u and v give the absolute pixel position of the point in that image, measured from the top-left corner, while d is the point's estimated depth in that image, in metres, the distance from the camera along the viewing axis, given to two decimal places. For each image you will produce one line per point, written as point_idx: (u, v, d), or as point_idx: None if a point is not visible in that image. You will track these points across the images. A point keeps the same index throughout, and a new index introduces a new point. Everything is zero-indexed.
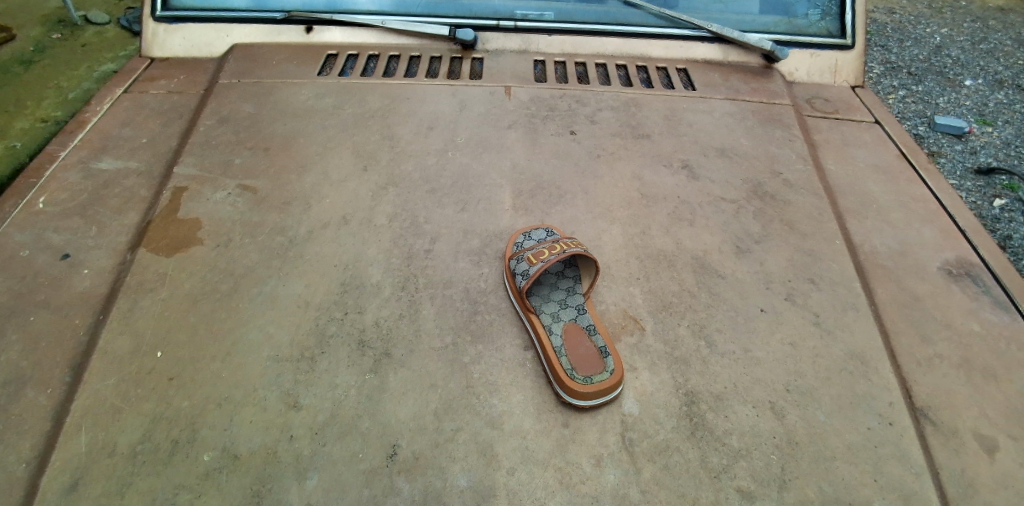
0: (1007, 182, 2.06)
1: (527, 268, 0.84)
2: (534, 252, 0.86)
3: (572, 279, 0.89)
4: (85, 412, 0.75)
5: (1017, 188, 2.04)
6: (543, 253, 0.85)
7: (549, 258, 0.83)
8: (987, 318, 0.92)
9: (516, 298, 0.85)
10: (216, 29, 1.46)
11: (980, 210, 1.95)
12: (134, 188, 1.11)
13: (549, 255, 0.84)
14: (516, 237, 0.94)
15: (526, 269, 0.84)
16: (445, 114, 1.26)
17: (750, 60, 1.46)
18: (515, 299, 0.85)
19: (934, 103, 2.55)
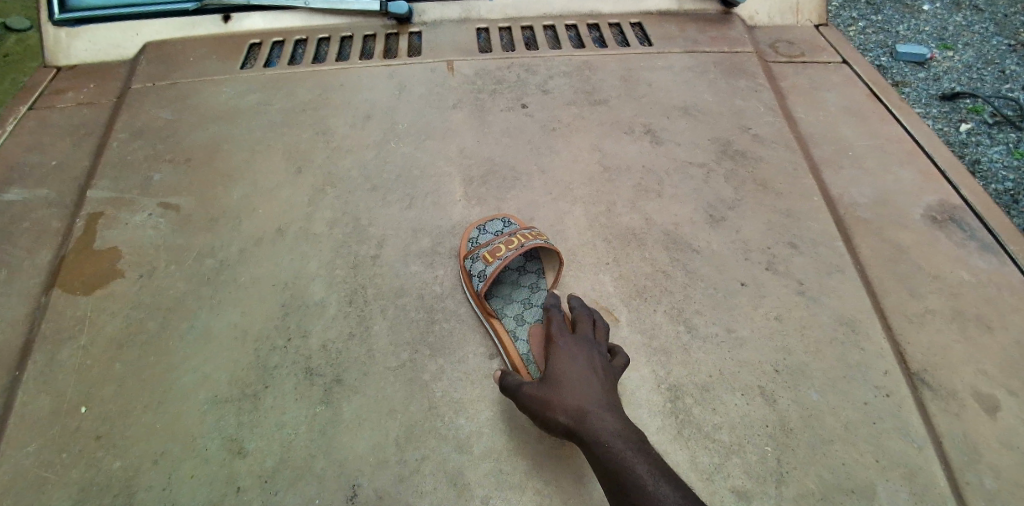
0: (972, 105, 1.84)
1: (484, 267, 0.78)
2: (490, 249, 0.80)
3: (534, 274, 0.86)
4: (4, 489, 0.66)
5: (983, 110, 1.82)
6: (500, 250, 0.79)
7: (508, 255, 0.78)
8: (974, 265, 0.88)
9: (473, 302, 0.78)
10: (124, 29, 1.32)
11: (946, 136, 1.76)
12: (44, 220, 0.99)
13: (507, 251, 0.78)
14: (469, 232, 0.86)
15: (483, 269, 0.78)
16: (384, 100, 1.15)
17: (707, 7, 1.36)
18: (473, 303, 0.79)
19: (894, 29, 2.16)
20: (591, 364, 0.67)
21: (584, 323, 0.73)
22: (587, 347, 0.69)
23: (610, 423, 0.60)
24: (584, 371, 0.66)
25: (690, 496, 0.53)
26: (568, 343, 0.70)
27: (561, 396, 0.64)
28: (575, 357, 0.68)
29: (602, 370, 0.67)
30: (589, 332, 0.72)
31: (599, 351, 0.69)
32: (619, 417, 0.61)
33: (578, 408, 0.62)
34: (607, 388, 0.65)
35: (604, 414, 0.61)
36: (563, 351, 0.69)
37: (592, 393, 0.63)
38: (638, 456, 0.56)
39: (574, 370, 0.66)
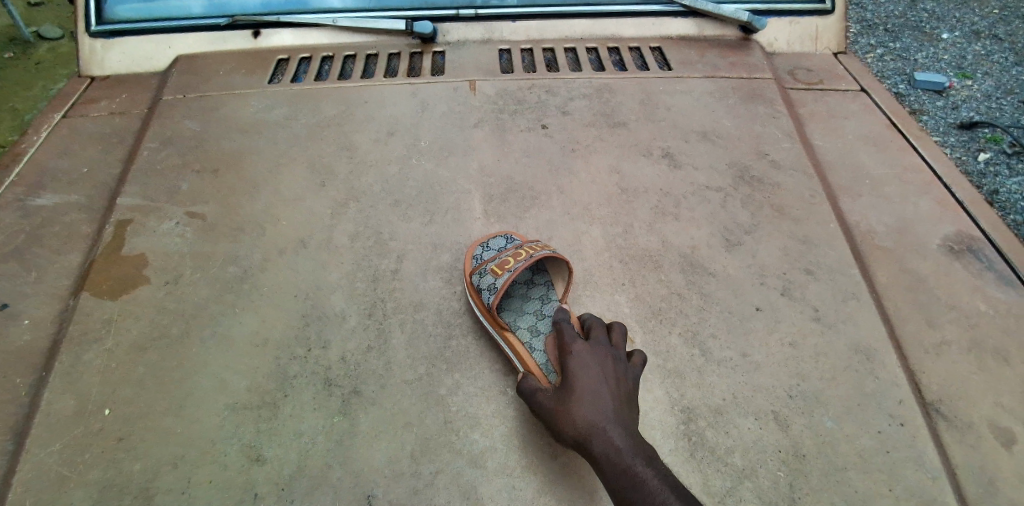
0: (989, 135, 1.91)
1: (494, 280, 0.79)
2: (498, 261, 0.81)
3: (544, 286, 0.88)
4: (27, 487, 0.67)
5: (1000, 140, 1.89)
6: (507, 263, 0.80)
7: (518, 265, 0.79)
8: (993, 296, 0.88)
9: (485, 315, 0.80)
10: (156, 41, 1.36)
11: (965, 164, 1.80)
12: (75, 225, 1.03)
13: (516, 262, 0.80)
14: (473, 250, 0.87)
15: (493, 281, 0.79)
16: (407, 117, 1.18)
17: (726, 33, 1.38)
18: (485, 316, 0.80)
19: (914, 59, 2.33)
20: (604, 375, 0.67)
21: (598, 331, 0.73)
22: (601, 356, 0.69)
23: (621, 438, 0.61)
24: (596, 382, 0.67)
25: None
26: (580, 350, 0.71)
27: (572, 409, 0.65)
28: (589, 365, 0.68)
29: (615, 379, 0.67)
30: (603, 339, 0.72)
31: (613, 359, 0.69)
32: (629, 430, 0.62)
33: (589, 422, 0.63)
34: (620, 398, 0.65)
35: (615, 427, 0.62)
36: (575, 360, 0.69)
37: (603, 404, 0.64)
38: (650, 474, 0.58)
39: (586, 381, 0.67)
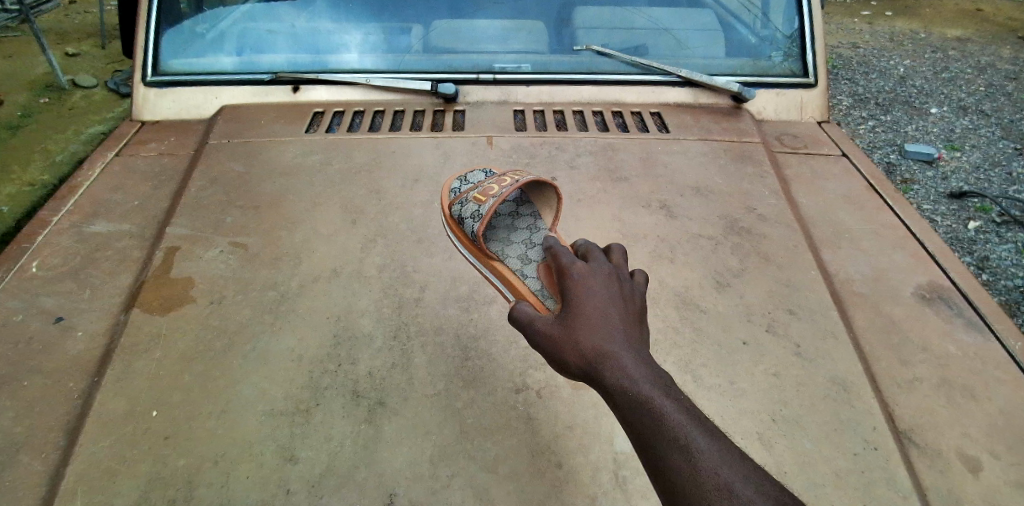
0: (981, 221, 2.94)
1: (481, 208, 0.93)
2: (482, 189, 0.95)
3: (527, 217, 1.04)
4: (80, 477, 0.74)
5: (960, 229, 2.89)
6: (490, 191, 0.94)
7: (502, 192, 0.92)
8: (962, 339, 0.96)
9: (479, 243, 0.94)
10: (204, 92, 1.52)
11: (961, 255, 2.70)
12: (127, 250, 1.14)
13: (499, 189, 0.93)
14: (455, 185, 1.01)
15: (481, 209, 0.92)
16: (430, 166, 1.31)
17: (719, 101, 1.53)
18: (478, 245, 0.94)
19: (920, 177, 3.30)
20: (612, 305, 0.70)
21: (601, 264, 0.77)
22: (608, 288, 0.73)
23: (634, 363, 0.62)
24: (605, 311, 0.69)
25: (722, 440, 0.55)
26: (580, 276, 0.74)
27: (581, 336, 0.67)
28: (591, 291, 0.72)
29: (618, 304, 0.71)
30: (600, 266, 0.76)
31: (617, 290, 0.73)
32: (635, 351, 0.64)
33: (600, 347, 0.65)
34: (628, 326, 0.68)
35: (627, 352, 0.64)
36: (583, 290, 0.72)
37: (613, 331, 0.66)
38: (665, 397, 0.58)
39: (595, 310, 0.69)
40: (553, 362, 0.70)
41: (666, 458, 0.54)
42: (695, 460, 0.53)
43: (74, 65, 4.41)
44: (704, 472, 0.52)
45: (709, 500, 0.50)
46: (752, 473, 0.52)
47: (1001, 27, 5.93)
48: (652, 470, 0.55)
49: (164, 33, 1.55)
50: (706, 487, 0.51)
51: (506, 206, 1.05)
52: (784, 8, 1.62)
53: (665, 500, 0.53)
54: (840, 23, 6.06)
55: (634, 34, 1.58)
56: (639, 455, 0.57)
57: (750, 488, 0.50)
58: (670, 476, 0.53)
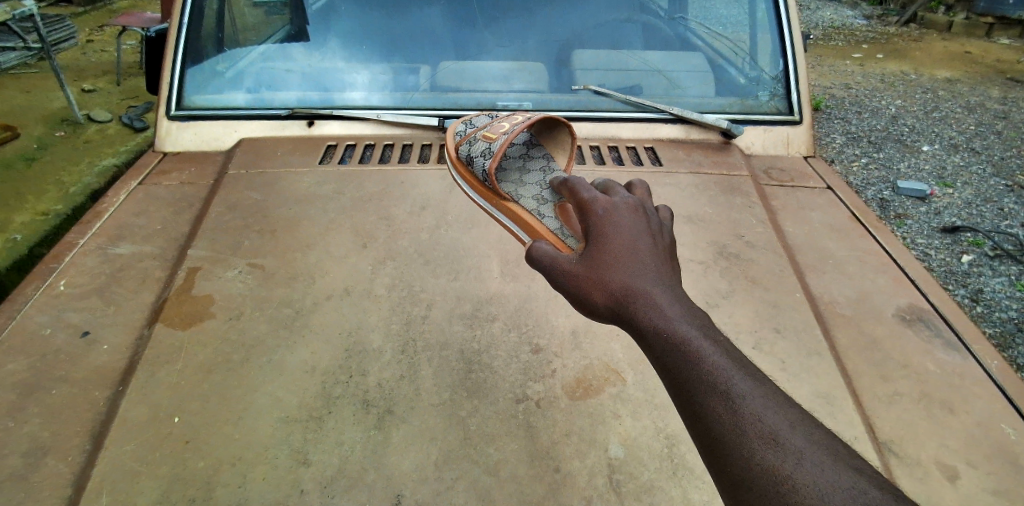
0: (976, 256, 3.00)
1: (493, 145, 1.00)
2: (493, 129, 1.03)
3: (535, 164, 1.12)
4: (104, 477, 0.79)
5: (953, 264, 2.95)
6: (498, 132, 1.02)
7: (510, 130, 1.00)
8: (941, 358, 1.01)
9: (492, 181, 1.01)
10: (224, 126, 1.61)
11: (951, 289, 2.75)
12: (149, 270, 1.20)
13: (507, 129, 1.02)
14: (465, 131, 1.10)
15: (493, 146, 1.00)
16: (437, 195, 1.39)
17: (710, 137, 1.63)
18: (491, 183, 1.01)
19: (914, 213, 3.37)
20: (639, 239, 0.66)
21: (623, 195, 0.73)
22: (633, 221, 0.69)
23: (667, 303, 0.59)
24: (632, 245, 0.65)
25: (763, 384, 0.52)
26: (604, 211, 0.69)
27: (608, 274, 0.63)
28: (617, 227, 0.67)
29: (645, 241, 0.66)
30: (622, 201, 0.72)
31: (642, 221, 0.69)
32: (666, 291, 0.61)
33: (629, 286, 0.61)
34: (657, 261, 0.65)
35: (659, 291, 0.60)
36: (607, 224, 0.68)
37: (642, 268, 0.63)
38: (704, 340, 0.55)
39: (620, 244, 0.65)
40: (576, 302, 0.66)
41: (707, 406, 0.51)
42: (738, 408, 0.50)
43: (91, 102, 4.59)
44: (748, 421, 0.49)
45: (754, 447, 0.48)
46: (798, 420, 0.50)
47: (989, 69, 6.14)
48: (690, 419, 0.52)
49: (189, 70, 1.67)
50: (750, 436, 0.48)
51: (517, 155, 1.14)
52: (771, 49, 1.72)
53: (703, 449, 0.51)
54: (832, 65, 6.28)
55: (629, 75, 1.69)
56: (675, 402, 0.54)
57: (798, 437, 0.48)
58: (711, 425, 0.50)
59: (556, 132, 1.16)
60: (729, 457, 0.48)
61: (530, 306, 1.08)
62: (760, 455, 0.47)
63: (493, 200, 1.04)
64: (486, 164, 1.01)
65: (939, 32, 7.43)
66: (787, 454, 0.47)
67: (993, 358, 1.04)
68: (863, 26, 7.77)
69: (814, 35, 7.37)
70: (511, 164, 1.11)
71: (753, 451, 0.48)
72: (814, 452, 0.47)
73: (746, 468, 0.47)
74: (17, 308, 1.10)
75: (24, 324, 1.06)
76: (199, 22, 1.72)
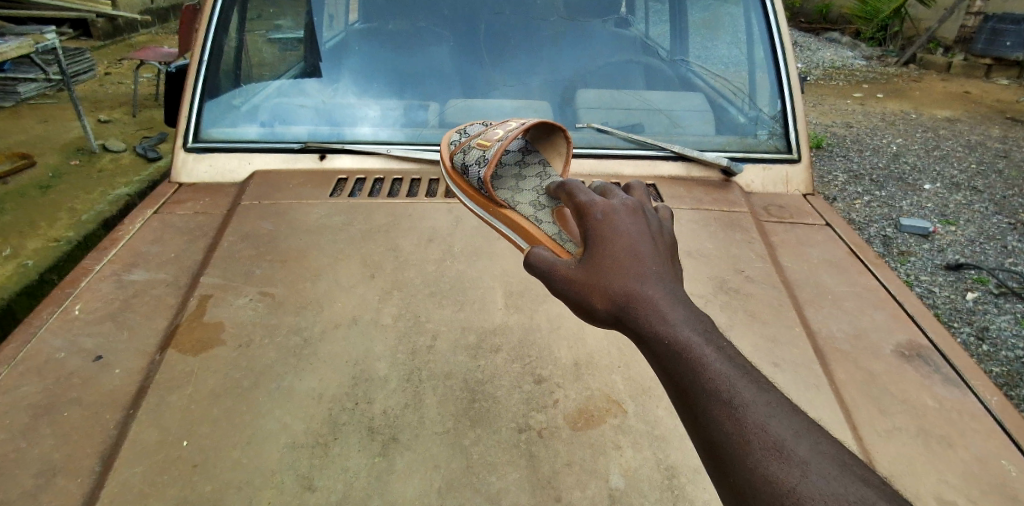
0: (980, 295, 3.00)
1: (488, 153, 1.05)
2: (487, 137, 1.08)
3: (533, 171, 1.15)
4: (113, 499, 0.80)
5: (956, 302, 2.95)
6: (495, 141, 1.05)
7: (506, 139, 1.04)
8: (939, 393, 1.03)
9: (488, 188, 1.05)
10: (239, 158, 1.66)
11: (955, 328, 2.74)
12: (162, 296, 1.23)
13: (504, 137, 1.05)
14: (462, 141, 1.14)
15: (487, 154, 1.05)
16: (443, 228, 1.43)
17: (710, 174, 1.67)
18: (489, 191, 1.05)
19: (916, 251, 3.39)
20: (640, 242, 0.67)
21: (621, 197, 0.74)
22: (632, 224, 0.70)
23: (670, 308, 0.60)
24: (632, 249, 0.66)
25: (766, 392, 0.53)
26: (603, 214, 0.70)
27: (609, 279, 0.64)
28: (617, 230, 0.68)
29: (646, 244, 0.67)
30: (621, 203, 0.72)
31: (641, 224, 0.70)
32: (667, 296, 0.62)
33: (631, 291, 0.62)
34: (658, 265, 0.65)
35: (660, 296, 0.61)
36: (606, 227, 0.68)
37: (643, 273, 0.64)
38: (707, 346, 0.56)
39: (621, 248, 0.66)
40: (576, 307, 0.67)
41: (712, 415, 0.52)
42: (742, 417, 0.51)
43: (107, 133, 4.71)
44: (753, 430, 0.50)
45: (759, 457, 0.49)
46: (803, 429, 0.51)
47: (988, 109, 6.25)
48: (694, 427, 0.53)
49: (206, 105, 1.73)
50: (755, 445, 0.49)
51: (514, 162, 1.16)
52: (769, 90, 1.78)
53: (707, 457, 0.52)
54: (833, 104, 6.41)
55: (631, 114, 1.75)
56: (679, 410, 0.55)
57: (803, 445, 0.49)
58: (715, 433, 0.51)
59: (551, 138, 1.20)
60: (733, 466, 0.49)
61: (533, 337, 1.10)
62: (764, 465, 0.48)
63: (490, 208, 1.07)
64: (481, 172, 1.06)
65: (937, 73, 7.59)
66: (792, 464, 0.47)
67: (992, 394, 1.05)
68: (863, 66, 7.96)
69: (814, 75, 7.54)
70: (507, 170, 1.14)
71: (758, 460, 0.48)
72: (819, 461, 0.48)
73: (751, 479, 0.48)
74: (32, 332, 1.13)
75: (39, 347, 1.08)
76: (218, 59, 1.78)
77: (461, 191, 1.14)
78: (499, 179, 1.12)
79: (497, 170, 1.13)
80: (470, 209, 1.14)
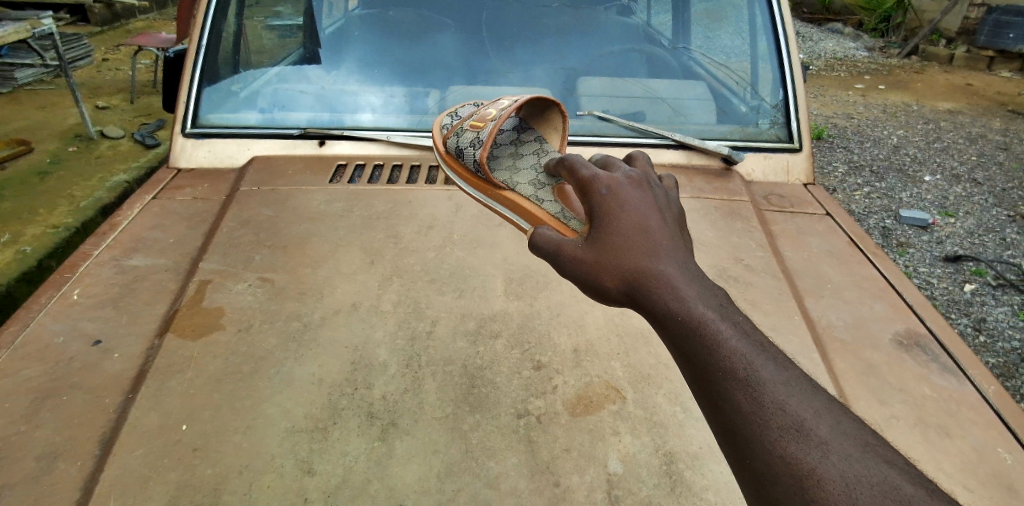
0: (980, 287, 3.00)
1: (482, 134, 1.04)
2: (479, 118, 1.07)
3: (528, 150, 1.14)
4: (113, 483, 0.80)
5: (955, 294, 2.95)
6: (489, 122, 1.04)
7: (499, 119, 1.03)
8: (936, 382, 1.03)
9: (486, 170, 1.04)
10: (238, 143, 1.65)
11: (954, 320, 2.75)
12: (161, 281, 1.23)
13: (496, 118, 1.04)
14: (454, 124, 1.13)
15: (481, 136, 1.04)
16: (443, 215, 1.43)
17: (712, 163, 1.66)
18: (485, 174, 1.04)
19: (916, 242, 3.39)
20: (647, 217, 0.67)
21: (625, 171, 0.73)
22: (639, 199, 0.69)
23: (682, 284, 0.60)
24: (640, 224, 0.65)
25: (782, 370, 0.53)
26: (609, 190, 0.69)
27: (618, 257, 0.64)
28: (625, 206, 0.67)
29: (655, 220, 0.67)
30: (626, 178, 0.72)
31: (648, 199, 0.70)
32: (679, 273, 0.61)
33: (642, 268, 0.61)
34: (668, 240, 0.65)
35: (672, 272, 0.61)
36: (613, 202, 0.68)
37: (654, 249, 0.63)
38: (722, 324, 0.56)
39: (630, 224, 0.65)
40: (586, 287, 0.67)
41: (729, 395, 0.52)
42: (760, 397, 0.51)
43: (105, 119, 4.69)
44: (771, 410, 0.50)
45: (778, 437, 0.49)
46: (821, 408, 0.51)
47: (990, 101, 6.22)
48: (711, 406, 0.53)
49: (205, 90, 1.72)
50: (773, 425, 0.49)
51: (508, 142, 1.16)
52: (771, 80, 1.77)
53: (724, 437, 0.52)
54: (835, 95, 6.38)
55: (632, 102, 1.74)
56: (694, 389, 0.55)
57: (823, 425, 0.49)
58: (731, 413, 0.51)
59: (546, 114, 1.19)
60: (751, 447, 0.49)
61: (533, 324, 1.10)
62: (784, 445, 0.48)
63: (489, 190, 1.06)
64: (477, 154, 1.05)
65: (940, 65, 7.56)
66: (811, 445, 0.48)
67: (989, 383, 1.05)
68: (865, 58, 7.91)
69: (817, 65, 7.49)
70: (503, 150, 1.14)
71: (777, 440, 0.49)
72: (839, 441, 0.48)
73: (768, 460, 0.48)
74: (31, 317, 1.12)
75: (39, 332, 1.08)
76: (217, 46, 1.77)
77: (456, 175, 1.13)
78: (496, 160, 1.11)
79: (492, 151, 1.12)
80: (467, 194, 1.13)
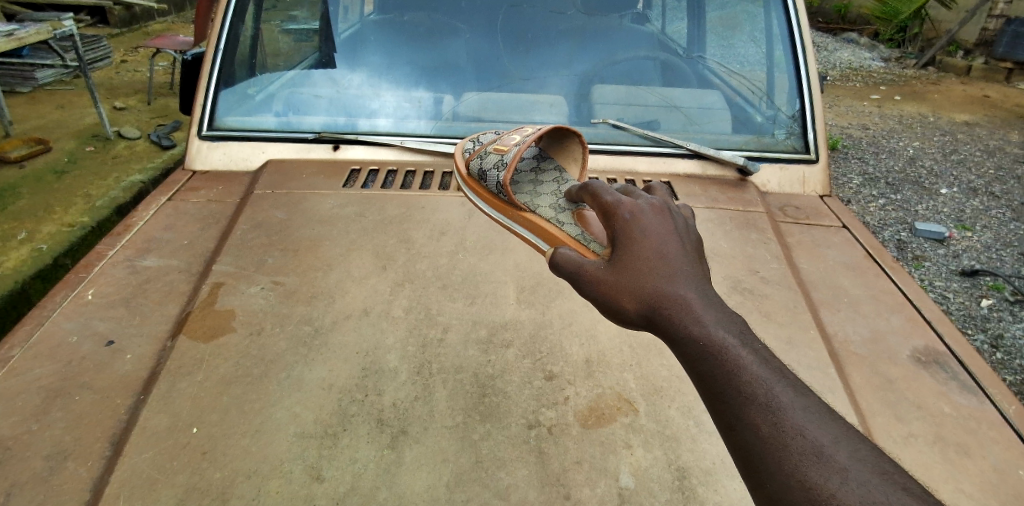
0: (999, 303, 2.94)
1: (505, 157, 1.04)
2: (504, 142, 1.08)
3: (549, 177, 1.14)
4: (122, 483, 0.80)
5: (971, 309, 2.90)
6: (514, 146, 1.04)
7: (523, 144, 1.03)
8: (956, 400, 1.01)
9: (508, 192, 1.04)
10: (253, 147, 1.66)
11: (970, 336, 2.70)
12: (174, 283, 1.23)
13: (521, 143, 1.04)
14: (479, 148, 1.13)
15: (505, 158, 1.04)
16: (456, 221, 1.43)
17: (726, 173, 1.65)
18: (507, 195, 1.04)
19: (931, 255, 3.34)
20: (668, 242, 0.67)
21: (646, 197, 0.74)
22: (660, 224, 0.69)
23: (703, 309, 0.59)
24: (661, 250, 0.65)
25: (803, 396, 0.52)
26: (630, 214, 0.70)
27: (638, 280, 0.63)
28: (645, 230, 0.67)
29: (676, 244, 0.67)
30: (646, 203, 0.72)
31: (668, 224, 0.70)
32: (698, 297, 0.61)
33: (662, 292, 0.61)
34: (688, 266, 0.65)
35: (692, 297, 0.60)
36: (634, 227, 0.68)
37: (673, 274, 0.63)
38: (742, 349, 0.55)
39: (650, 249, 0.66)
40: (606, 310, 0.67)
41: (747, 419, 0.51)
42: (779, 422, 0.50)
43: (122, 120, 4.75)
44: (790, 435, 0.49)
45: (798, 462, 0.47)
46: (842, 436, 0.49)
47: (1009, 113, 6.15)
48: (727, 430, 0.52)
49: (223, 92, 1.73)
50: (793, 451, 0.48)
51: (529, 168, 1.16)
52: (787, 89, 1.76)
53: (742, 463, 0.51)
54: (850, 105, 6.32)
55: (647, 111, 1.73)
56: (713, 415, 0.54)
57: (843, 452, 0.47)
58: (749, 437, 0.50)
59: (566, 144, 1.19)
60: (770, 473, 0.48)
61: (544, 333, 1.09)
62: (802, 470, 0.47)
63: (510, 211, 1.06)
64: (500, 176, 1.05)
65: (956, 77, 7.47)
66: (832, 470, 0.46)
67: (1009, 403, 1.03)
68: (881, 68, 7.83)
69: (832, 75, 7.41)
70: (524, 176, 1.14)
71: (795, 466, 0.47)
72: (859, 469, 0.46)
73: (786, 484, 0.47)
74: (46, 315, 1.13)
75: (53, 330, 1.09)
76: (235, 48, 1.78)
77: (478, 197, 1.14)
78: (518, 184, 1.12)
79: (514, 176, 1.13)
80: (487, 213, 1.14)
